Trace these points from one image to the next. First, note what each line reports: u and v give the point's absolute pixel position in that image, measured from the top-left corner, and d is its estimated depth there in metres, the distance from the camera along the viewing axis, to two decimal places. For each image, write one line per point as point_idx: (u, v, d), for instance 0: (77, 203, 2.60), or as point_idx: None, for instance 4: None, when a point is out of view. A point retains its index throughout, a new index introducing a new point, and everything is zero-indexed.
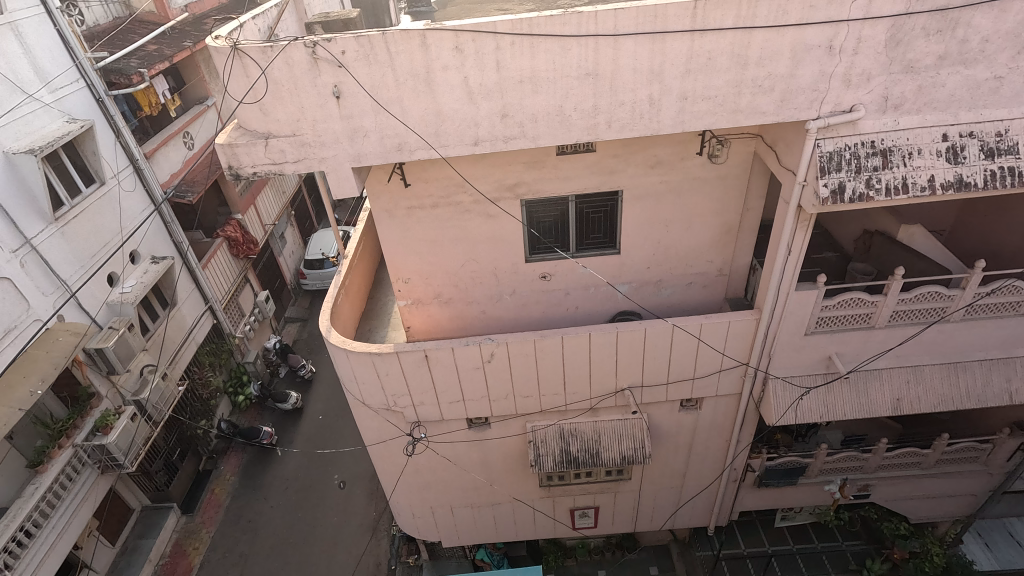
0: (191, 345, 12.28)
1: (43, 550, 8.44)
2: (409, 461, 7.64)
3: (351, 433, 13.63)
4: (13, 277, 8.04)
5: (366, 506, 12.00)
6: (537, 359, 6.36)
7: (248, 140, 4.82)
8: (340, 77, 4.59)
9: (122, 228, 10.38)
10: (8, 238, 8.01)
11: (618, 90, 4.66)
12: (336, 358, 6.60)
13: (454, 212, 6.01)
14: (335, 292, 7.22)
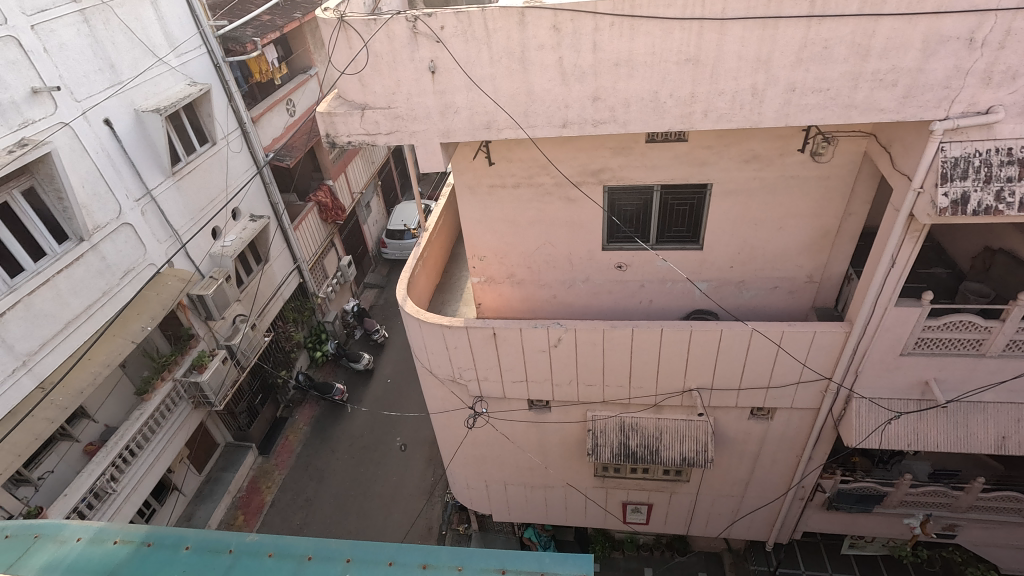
0: (278, 301, 13.16)
1: (143, 469, 9.48)
2: (469, 434, 7.85)
3: (415, 400, 14.17)
4: (134, 224, 8.94)
5: (424, 471, 12.48)
6: (604, 349, 6.28)
7: (346, 110, 5.04)
8: (437, 52, 4.66)
9: (228, 186, 11.21)
10: (133, 188, 8.88)
11: (719, 78, 4.41)
12: (409, 327, 6.83)
13: (534, 194, 6.00)
14: (413, 262, 7.48)
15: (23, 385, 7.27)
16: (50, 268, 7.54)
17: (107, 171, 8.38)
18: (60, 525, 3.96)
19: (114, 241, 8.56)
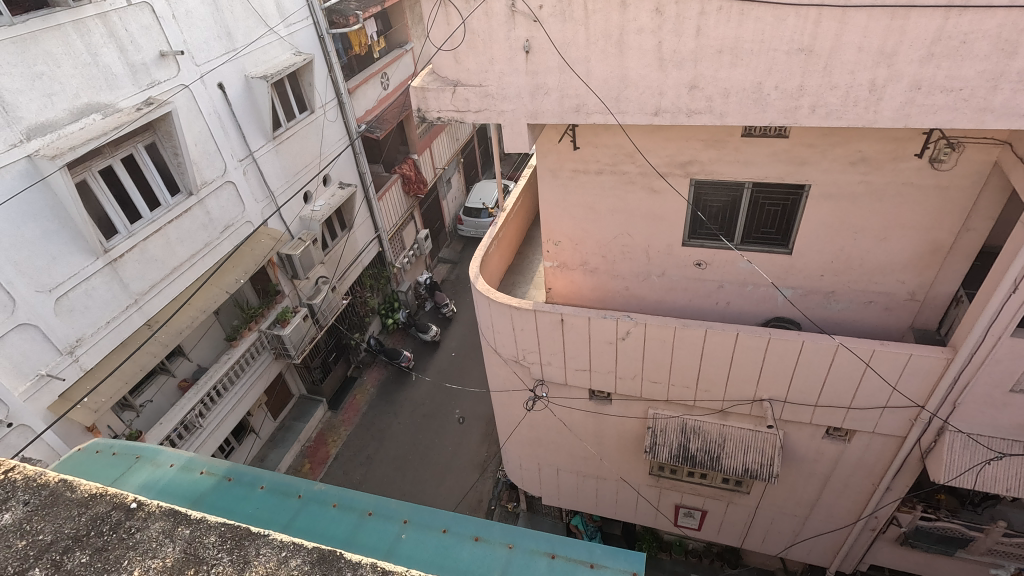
0: (357, 267, 13.77)
1: (227, 409, 10.32)
2: (526, 416, 7.92)
3: (477, 376, 14.47)
4: (237, 183, 9.61)
5: (478, 445, 12.77)
6: (673, 347, 6.10)
7: (438, 86, 5.12)
8: (533, 32, 4.61)
9: (321, 154, 11.78)
10: (238, 149, 9.52)
11: (833, 71, 4.07)
12: (478, 304, 6.93)
13: (617, 182, 5.86)
14: (488, 242, 7.56)
15: (133, 321, 8.08)
16: (163, 217, 8.28)
17: (217, 132, 9.03)
18: (157, 450, 4.38)
19: (218, 197, 9.26)
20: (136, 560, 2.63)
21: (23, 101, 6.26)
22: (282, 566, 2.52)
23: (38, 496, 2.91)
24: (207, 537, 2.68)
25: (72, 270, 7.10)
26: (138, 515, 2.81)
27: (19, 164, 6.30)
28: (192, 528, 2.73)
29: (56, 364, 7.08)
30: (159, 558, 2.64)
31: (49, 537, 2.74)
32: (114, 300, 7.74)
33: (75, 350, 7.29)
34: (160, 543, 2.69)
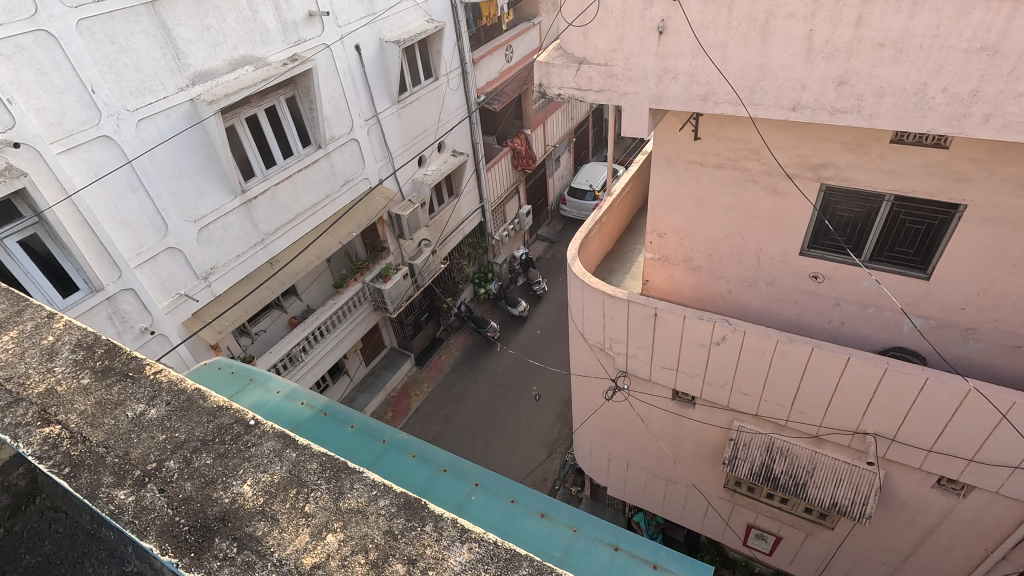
0: (459, 234, 14.19)
1: (326, 349, 11.16)
2: (604, 404, 7.85)
3: (559, 357, 14.52)
4: (361, 141, 10.18)
5: (551, 425, 12.88)
6: (771, 361, 5.71)
7: (563, 62, 5.07)
8: (670, 11, 4.40)
9: (440, 120, 12.14)
10: (366, 109, 10.06)
11: (1021, 76, 3.50)
12: (571, 286, 6.90)
13: (736, 179, 5.50)
14: (590, 224, 7.48)
15: (258, 258, 8.92)
16: (293, 166, 9.00)
17: (349, 92, 9.58)
18: (267, 376, 4.88)
19: (342, 153, 9.87)
20: (246, 471, 2.38)
21: (193, 50, 7.03)
22: (373, 505, 2.23)
23: (165, 393, 2.73)
24: (311, 460, 2.41)
25: (214, 206, 7.94)
26: (257, 431, 2.55)
27: (183, 107, 7.11)
28: (299, 450, 2.46)
29: (192, 286, 8.03)
30: (266, 473, 2.38)
31: (173, 434, 2.54)
32: (245, 237, 8.58)
33: (208, 277, 8.21)
34: (266, 458, 2.44)
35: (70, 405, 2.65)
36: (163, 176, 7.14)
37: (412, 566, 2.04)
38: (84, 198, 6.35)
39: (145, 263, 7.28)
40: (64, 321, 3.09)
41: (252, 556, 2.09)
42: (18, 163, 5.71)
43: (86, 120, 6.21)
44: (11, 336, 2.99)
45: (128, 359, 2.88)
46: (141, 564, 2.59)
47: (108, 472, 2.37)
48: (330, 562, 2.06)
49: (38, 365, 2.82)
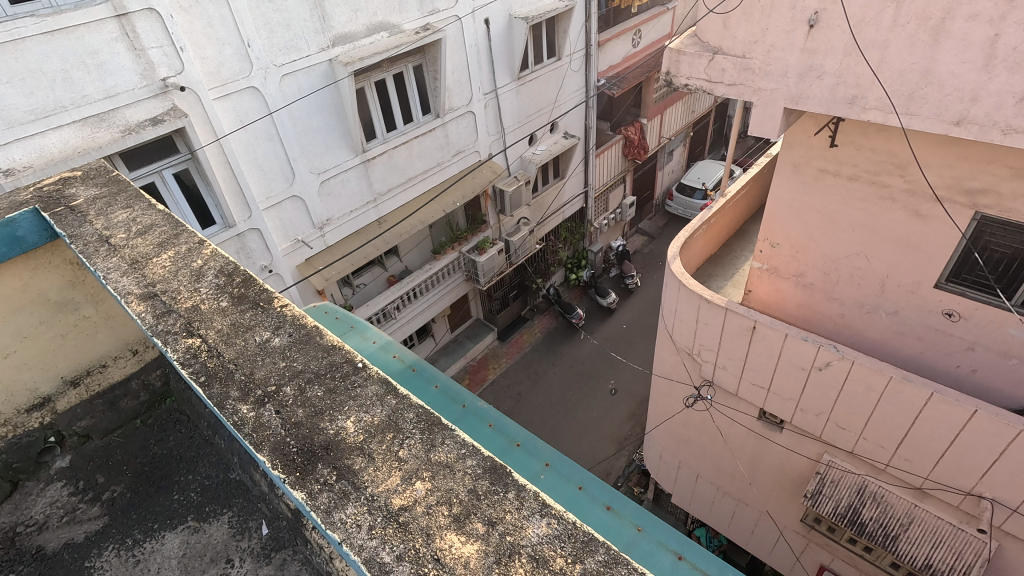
0: (559, 217, 14.17)
1: (417, 310, 11.66)
2: (683, 411, 7.58)
3: (642, 355, 14.16)
4: (477, 114, 10.38)
5: (623, 421, 12.68)
6: (879, 398, 5.19)
7: (697, 51, 4.86)
8: (825, 3, 4.03)
9: (557, 101, 12.06)
10: (486, 83, 10.21)
11: None
12: (667, 285, 6.68)
13: (871, 195, 4.99)
14: (696, 224, 7.17)
15: (369, 215, 9.46)
16: (411, 132, 9.39)
17: (473, 64, 9.76)
18: (366, 326, 5.21)
19: (458, 124, 10.13)
20: (351, 407, 1.99)
21: (338, 13, 7.47)
22: (461, 462, 1.81)
23: (291, 324, 2.32)
24: (410, 407, 1.99)
25: (337, 161, 8.49)
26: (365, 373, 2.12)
27: (321, 66, 7.61)
28: (398, 395, 2.03)
29: (309, 234, 8.70)
30: (368, 413, 1.98)
31: (291, 363, 2.16)
32: (360, 194, 9.12)
33: (324, 228, 8.85)
34: (370, 397, 2.03)
35: (208, 323, 2.31)
36: (296, 129, 7.73)
37: (491, 530, 1.63)
38: (229, 141, 7.01)
39: (272, 207, 7.97)
40: (215, 246, 2.72)
41: (348, 489, 1.76)
42: (182, 105, 6.40)
43: (239, 71, 6.81)
44: (166, 257, 2.62)
45: (263, 288, 2.47)
46: (243, 474, 2.94)
47: (235, 387, 2.08)
48: (416, 509, 1.70)
49: (185, 286, 2.47)
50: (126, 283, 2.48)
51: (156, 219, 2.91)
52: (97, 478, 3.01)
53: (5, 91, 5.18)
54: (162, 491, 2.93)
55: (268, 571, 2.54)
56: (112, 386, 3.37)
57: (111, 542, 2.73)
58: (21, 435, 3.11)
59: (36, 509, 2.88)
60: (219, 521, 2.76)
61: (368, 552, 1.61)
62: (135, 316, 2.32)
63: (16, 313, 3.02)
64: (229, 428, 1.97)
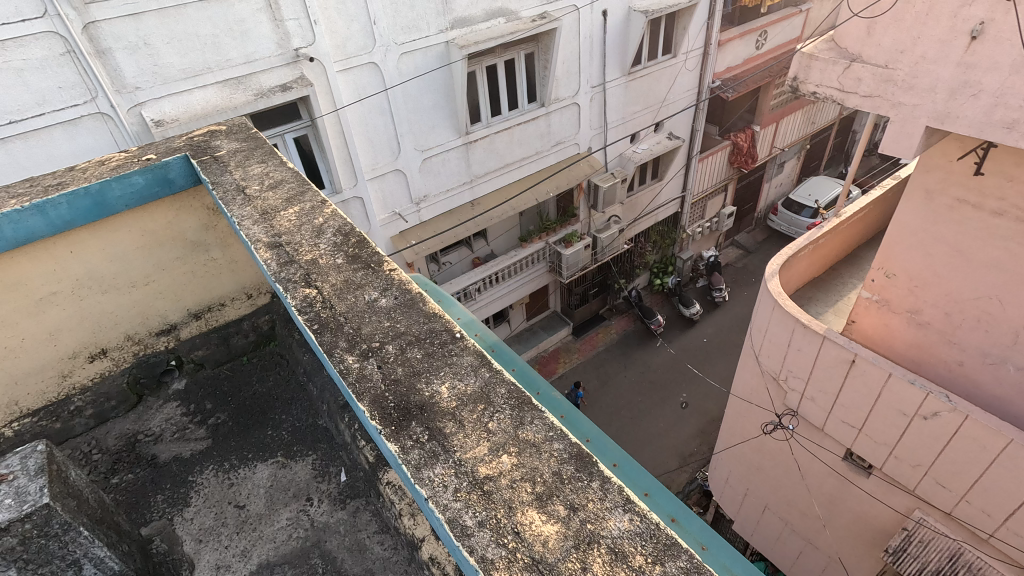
0: (651, 219, 13.79)
1: (497, 295, 11.81)
2: (759, 437, 7.17)
3: (720, 372, 13.54)
4: (582, 106, 10.27)
5: (690, 437, 12.23)
6: (993, 461, 4.63)
7: (831, 57, 4.50)
8: (995, 13, 3.58)
9: (666, 99, 11.66)
10: (595, 76, 10.07)
11: None
12: (761, 302, 6.31)
13: (1017, 234, 4.41)
14: (802, 243, 6.72)
15: (463, 196, 9.69)
16: (515, 119, 9.50)
17: (585, 55, 9.64)
18: (451, 302, 5.35)
19: (562, 114, 10.09)
20: (447, 373, 1.96)
21: None
22: (548, 445, 1.71)
23: (397, 288, 2.35)
24: (502, 382, 1.92)
25: (441, 141, 8.75)
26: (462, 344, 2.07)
27: (438, 48, 7.83)
28: (492, 368, 1.96)
29: (406, 208, 9.06)
30: (462, 381, 1.93)
31: (394, 324, 2.18)
32: (458, 174, 9.36)
33: (420, 203, 9.17)
34: (464, 367, 1.98)
35: (324, 277, 2.42)
36: (408, 106, 8.03)
37: (572, 517, 1.54)
38: (346, 112, 7.41)
39: (376, 178, 8.36)
40: (335, 207, 2.88)
41: (438, 450, 1.73)
42: (309, 75, 6.82)
43: (363, 46, 7.15)
44: (293, 212, 2.82)
45: (375, 252, 2.56)
46: (329, 422, 3.13)
47: (343, 339, 2.13)
48: (500, 481, 1.63)
49: (307, 240, 2.63)
50: (257, 231, 2.69)
51: (286, 176, 3.14)
52: (206, 403, 3.35)
53: (165, 50, 5.77)
54: (258, 425, 3.21)
55: (342, 515, 2.73)
56: (227, 324, 3.71)
57: (211, 463, 3.03)
58: (148, 355, 3.50)
59: (154, 423, 3.26)
60: (304, 462, 2.99)
61: (453, 512, 1.56)
62: (262, 261, 2.50)
63: (159, 247, 3.30)
64: (333, 375, 2.02)
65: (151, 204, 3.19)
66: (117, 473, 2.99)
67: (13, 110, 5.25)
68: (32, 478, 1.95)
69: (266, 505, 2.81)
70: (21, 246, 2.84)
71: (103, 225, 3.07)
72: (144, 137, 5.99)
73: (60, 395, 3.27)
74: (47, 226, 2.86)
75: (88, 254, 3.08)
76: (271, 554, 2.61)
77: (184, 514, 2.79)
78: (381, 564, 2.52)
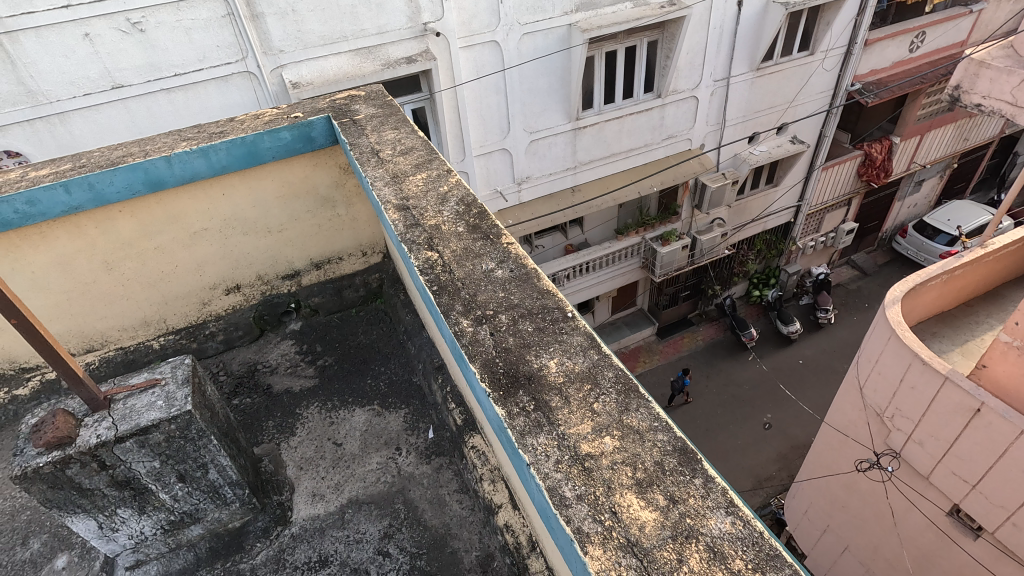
0: (759, 226, 13.01)
1: (585, 285, 11.66)
2: (849, 473, 6.65)
3: (813, 398, 12.63)
4: (700, 100, 9.83)
5: (770, 461, 11.57)
6: None
7: None
8: None
9: (795, 99, 10.86)
10: (720, 70, 9.57)
11: None
12: (876, 329, 5.80)
13: None
14: (934, 271, 6.06)
15: (565, 181, 9.68)
16: (628, 108, 9.29)
17: (712, 47, 9.16)
18: None
19: (678, 107, 9.72)
20: (556, 349, 2.01)
21: None
22: (652, 434, 1.71)
23: (513, 261, 2.42)
24: (610, 366, 1.93)
25: (551, 124, 8.75)
26: (571, 324, 2.11)
27: (561, 30, 7.75)
28: (601, 351, 1.98)
29: (508, 187, 9.18)
30: (570, 359, 1.97)
31: (508, 296, 2.25)
32: (563, 159, 9.34)
33: (522, 184, 9.26)
34: (573, 346, 2.01)
35: (446, 243, 2.54)
36: (524, 87, 8.09)
37: (670, 510, 1.53)
38: (463, 89, 7.58)
39: (483, 155, 8.52)
40: (459, 177, 3.01)
41: (542, 420, 1.77)
42: (433, 49, 7.03)
43: (487, 25, 7.24)
44: (420, 177, 2.98)
45: (494, 224, 2.63)
46: (423, 381, 3.33)
47: (459, 303, 2.23)
48: (601, 460, 1.65)
49: (431, 206, 2.77)
50: (388, 193, 2.86)
51: (416, 144, 3.30)
52: (316, 346, 3.68)
53: (309, 17, 6.20)
54: (360, 373, 3.47)
55: (427, 468, 2.92)
56: (341, 276, 4.02)
57: (316, 400, 3.33)
58: (273, 295, 3.87)
59: (271, 356, 3.63)
60: (397, 414, 3.21)
61: (552, 481, 1.61)
62: (391, 222, 2.66)
63: (296, 199, 3.61)
64: (448, 335, 2.13)
65: (293, 158, 3.45)
66: (238, 394, 3.36)
67: (179, 64, 5.90)
68: (179, 386, 2.23)
69: (360, 447, 3.06)
70: (186, 183, 3.23)
71: (252, 172, 3.38)
72: (282, 97, 6.52)
73: (199, 319, 3.74)
74: (208, 169, 3.21)
75: (236, 197, 3.43)
76: (359, 492, 2.85)
77: (289, 442, 3.09)
78: (458, 520, 2.67)
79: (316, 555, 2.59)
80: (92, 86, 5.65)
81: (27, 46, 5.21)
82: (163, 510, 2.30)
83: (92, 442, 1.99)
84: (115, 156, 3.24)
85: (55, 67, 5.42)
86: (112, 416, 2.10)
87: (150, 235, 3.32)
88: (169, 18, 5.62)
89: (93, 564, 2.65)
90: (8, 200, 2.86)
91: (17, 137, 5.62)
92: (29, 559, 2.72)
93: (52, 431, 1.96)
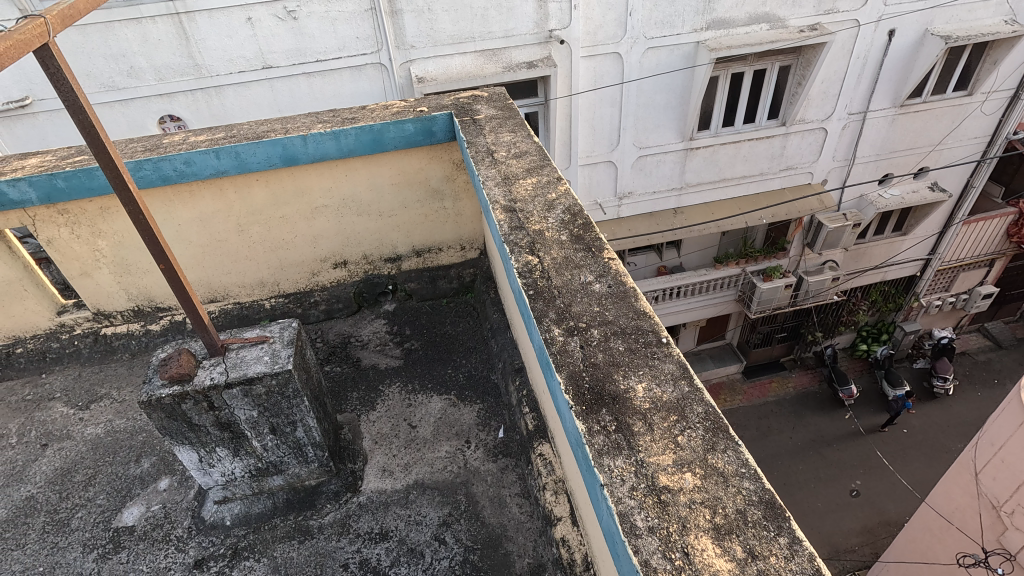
0: (877, 275, 11.88)
1: (674, 309, 11.21)
2: (946, 566, 5.90)
3: (914, 473, 11.36)
4: (829, 132, 9.16)
5: (851, 531, 10.57)
6: None
7: None
8: None
9: (941, 142, 9.81)
10: (858, 102, 8.86)
11: None
12: (1005, 411, 5.12)
13: None
14: None
15: (668, 201, 9.43)
16: (747, 133, 8.85)
17: (853, 77, 8.48)
18: None
19: (803, 138, 9.12)
20: (645, 373, 1.96)
21: None
22: (737, 480, 1.63)
23: (612, 277, 2.39)
24: (701, 401, 1.85)
25: (663, 142, 8.55)
26: (662, 351, 2.05)
27: (687, 47, 7.53)
28: (693, 384, 1.90)
29: (607, 200, 9.09)
30: (659, 387, 1.91)
31: (603, 311, 2.22)
32: (669, 178, 9.09)
33: (623, 199, 9.13)
34: (664, 374, 1.96)
35: (547, 249, 2.56)
36: (641, 101, 7.94)
37: (747, 568, 1.44)
38: (578, 98, 7.57)
39: (589, 165, 8.46)
40: (568, 186, 3.01)
41: (622, 443, 1.74)
42: (556, 56, 7.12)
43: (612, 36, 7.17)
44: (530, 182, 3.02)
45: (598, 237, 2.62)
46: (500, 380, 3.39)
47: (552, 312, 2.23)
48: (679, 496, 1.59)
49: (538, 211, 2.80)
50: (497, 193, 2.93)
51: (530, 148, 3.35)
52: (405, 329, 3.87)
53: (442, 16, 6.48)
54: (441, 362, 3.60)
55: (493, 466, 2.96)
56: (438, 267, 4.18)
57: (397, 380, 3.49)
58: (373, 275, 4.11)
59: (365, 332, 3.87)
60: (471, 407, 3.28)
61: (626, 506, 1.57)
62: (496, 221, 2.72)
63: (409, 188, 3.79)
64: (538, 341, 2.15)
65: (413, 150, 3.64)
66: (330, 362, 3.61)
67: (322, 51, 6.40)
68: (284, 345, 2.41)
69: (432, 433, 3.16)
70: (316, 161, 3.50)
71: (373, 157, 3.60)
72: (407, 91, 6.88)
73: (306, 287, 4.05)
74: (337, 150, 3.46)
75: (356, 179, 3.66)
76: (426, 476, 2.94)
77: (369, 415, 3.26)
78: (515, 524, 2.69)
79: (377, 528, 2.71)
80: (246, 65, 6.28)
81: (200, 25, 5.91)
82: (253, 456, 2.51)
83: (206, 383, 2.22)
84: (260, 130, 3.57)
85: (220, 46, 6.09)
86: (224, 362, 2.32)
87: (279, 205, 3.64)
88: (319, 8, 6.12)
89: (188, 492, 2.95)
90: (170, 159, 3.26)
91: (180, 104, 6.37)
92: (138, 476, 3.06)
93: (176, 366, 2.21)
